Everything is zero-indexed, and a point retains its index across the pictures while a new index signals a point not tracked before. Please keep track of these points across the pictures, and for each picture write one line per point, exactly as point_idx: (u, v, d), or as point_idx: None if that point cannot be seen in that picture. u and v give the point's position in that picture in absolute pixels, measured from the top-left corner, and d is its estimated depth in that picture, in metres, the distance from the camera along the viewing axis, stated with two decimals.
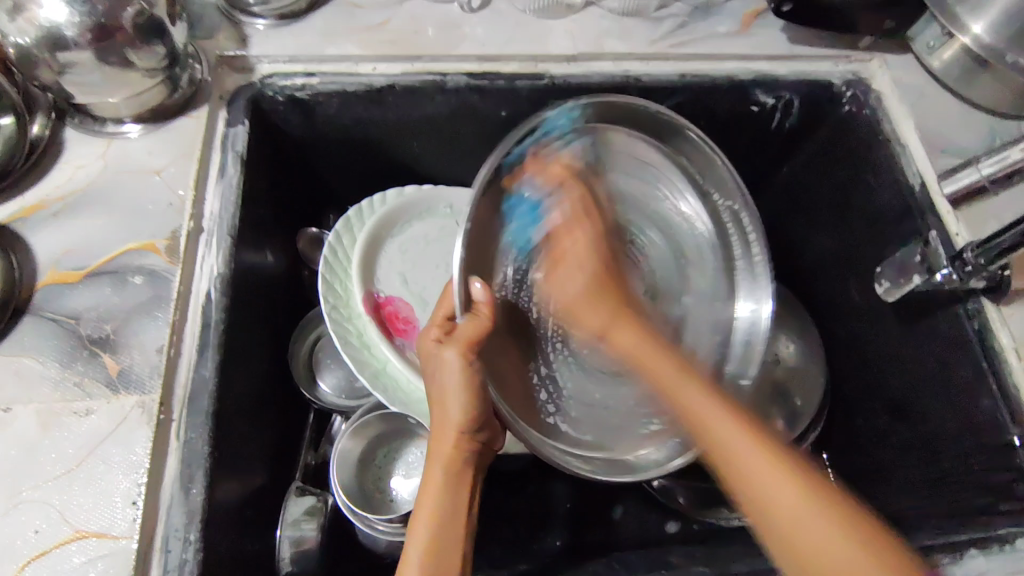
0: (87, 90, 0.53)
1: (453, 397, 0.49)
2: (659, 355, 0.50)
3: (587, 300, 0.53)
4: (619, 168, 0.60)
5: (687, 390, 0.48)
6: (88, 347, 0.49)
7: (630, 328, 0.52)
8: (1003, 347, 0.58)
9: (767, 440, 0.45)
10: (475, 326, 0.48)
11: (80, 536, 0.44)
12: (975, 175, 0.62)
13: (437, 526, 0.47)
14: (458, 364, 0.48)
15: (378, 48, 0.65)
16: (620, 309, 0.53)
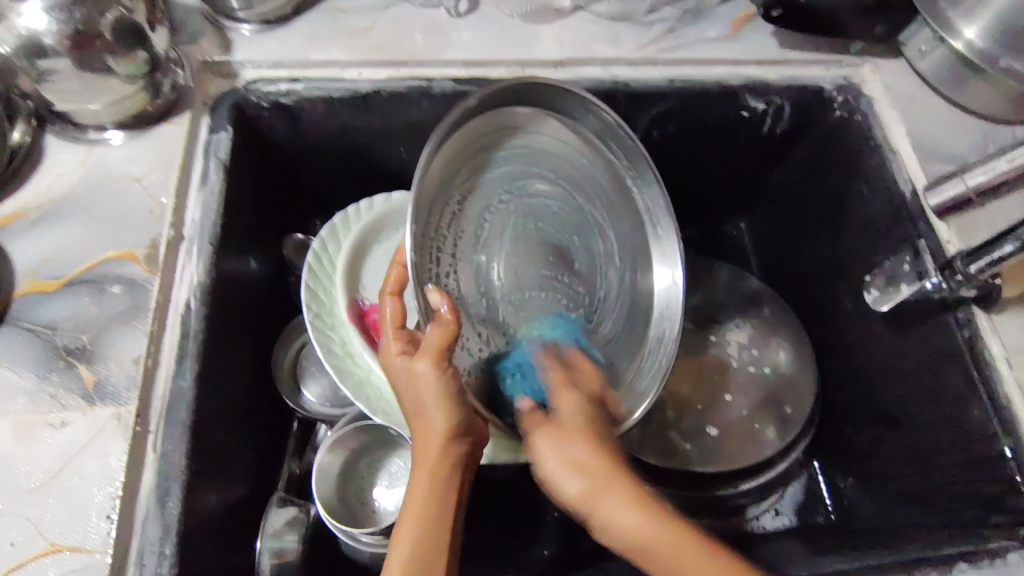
0: (66, 97, 0.53)
1: (430, 408, 0.47)
2: (598, 470, 0.45)
3: (585, 491, 0.44)
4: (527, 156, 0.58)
5: (617, 505, 0.44)
6: (65, 358, 0.49)
7: (580, 440, 0.46)
8: (994, 357, 0.57)
9: (697, 537, 0.43)
10: (444, 335, 0.46)
11: (54, 550, 0.43)
12: (963, 185, 0.60)
13: (420, 533, 0.46)
14: (432, 374, 0.46)
15: (363, 53, 0.64)
16: (589, 430, 0.47)
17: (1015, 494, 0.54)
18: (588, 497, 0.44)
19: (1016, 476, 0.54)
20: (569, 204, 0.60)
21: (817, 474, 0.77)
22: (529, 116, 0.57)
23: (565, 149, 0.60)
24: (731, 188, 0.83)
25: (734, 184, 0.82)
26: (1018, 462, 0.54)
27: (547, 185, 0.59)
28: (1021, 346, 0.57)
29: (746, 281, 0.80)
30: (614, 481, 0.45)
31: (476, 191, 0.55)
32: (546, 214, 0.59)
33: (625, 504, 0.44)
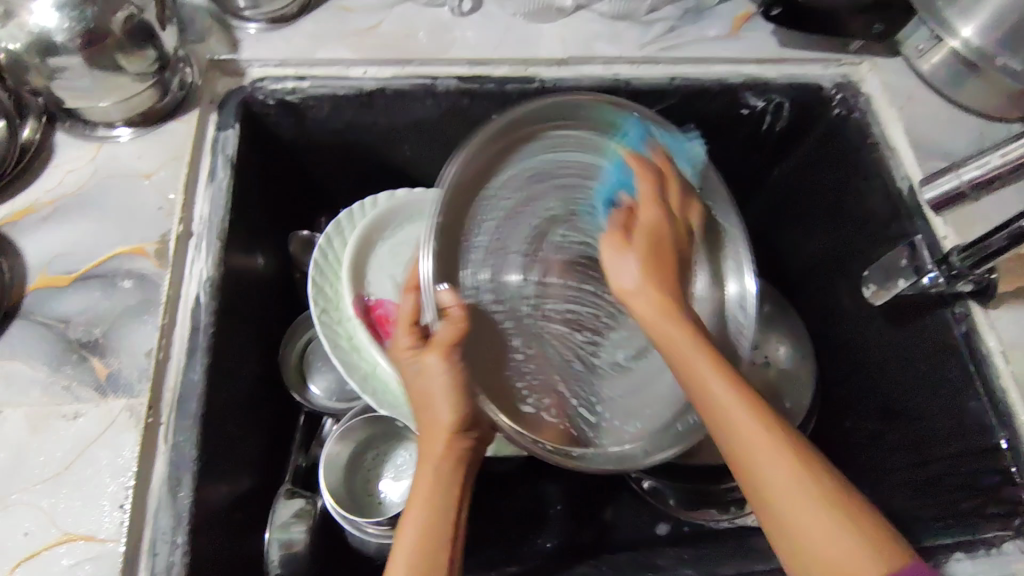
0: (77, 94, 0.54)
1: (439, 399, 0.49)
2: (683, 334, 0.49)
3: (638, 263, 0.53)
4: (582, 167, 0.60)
5: (716, 376, 0.46)
6: (78, 351, 0.49)
7: (651, 281, 0.52)
8: (990, 350, 0.58)
9: (767, 414, 0.45)
10: (454, 325, 0.50)
11: (67, 539, 0.44)
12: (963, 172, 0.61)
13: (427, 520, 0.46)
14: (441, 365, 0.49)
15: (369, 52, 0.65)
16: (651, 227, 0.55)
17: (1012, 485, 0.55)
18: (631, 292, 0.52)
19: (1011, 468, 0.55)
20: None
21: None
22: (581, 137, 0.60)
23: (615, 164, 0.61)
24: (732, 185, 0.84)
25: (734, 181, 0.83)
26: (1013, 453, 0.56)
27: (601, 198, 0.60)
28: (1017, 340, 0.58)
29: None
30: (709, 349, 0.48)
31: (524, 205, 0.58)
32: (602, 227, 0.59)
33: (710, 364, 0.47)
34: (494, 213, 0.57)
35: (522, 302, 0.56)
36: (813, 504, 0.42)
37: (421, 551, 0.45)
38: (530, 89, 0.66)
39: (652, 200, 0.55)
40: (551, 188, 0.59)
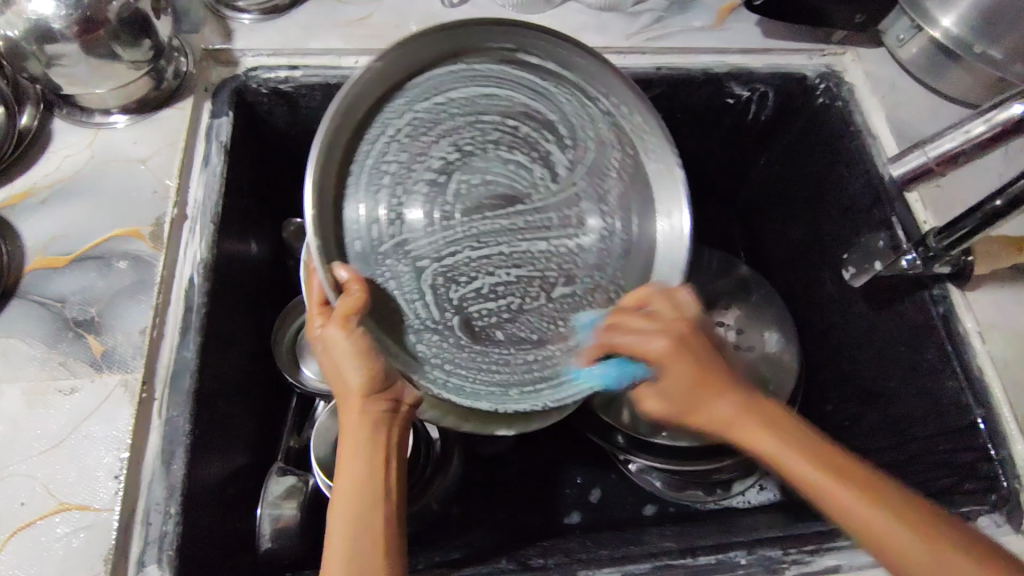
0: (74, 81, 0.55)
1: (346, 366, 0.48)
2: (753, 420, 0.47)
3: (686, 401, 0.49)
4: (483, 102, 0.56)
5: (838, 487, 0.43)
6: (73, 329, 0.51)
7: (723, 397, 0.48)
8: (967, 330, 0.59)
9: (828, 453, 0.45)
10: (351, 299, 0.47)
11: (64, 509, 0.45)
12: (1016, 116, 0.40)
13: (355, 489, 0.47)
14: (341, 336, 0.48)
15: (359, 42, 0.66)
16: (717, 383, 0.48)
17: (988, 461, 0.56)
18: (727, 416, 0.47)
19: (987, 444, 0.57)
20: (538, 130, 0.57)
21: None
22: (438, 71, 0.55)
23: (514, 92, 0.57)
24: (719, 176, 0.86)
25: (721, 171, 0.85)
26: (989, 430, 0.57)
27: (493, 125, 0.56)
28: (993, 321, 0.60)
29: (733, 266, 0.81)
30: (783, 429, 0.46)
31: (409, 161, 0.53)
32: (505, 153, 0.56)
33: (736, 407, 0.47)
34: (382, 177, 0.52)
35: (427, 257, 0.53)
36: (880, 516, 0.41)
37: (348, 524, 0.45)
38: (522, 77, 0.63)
39: (677, 359, 0.48)
40: (429, 133, 0.54)
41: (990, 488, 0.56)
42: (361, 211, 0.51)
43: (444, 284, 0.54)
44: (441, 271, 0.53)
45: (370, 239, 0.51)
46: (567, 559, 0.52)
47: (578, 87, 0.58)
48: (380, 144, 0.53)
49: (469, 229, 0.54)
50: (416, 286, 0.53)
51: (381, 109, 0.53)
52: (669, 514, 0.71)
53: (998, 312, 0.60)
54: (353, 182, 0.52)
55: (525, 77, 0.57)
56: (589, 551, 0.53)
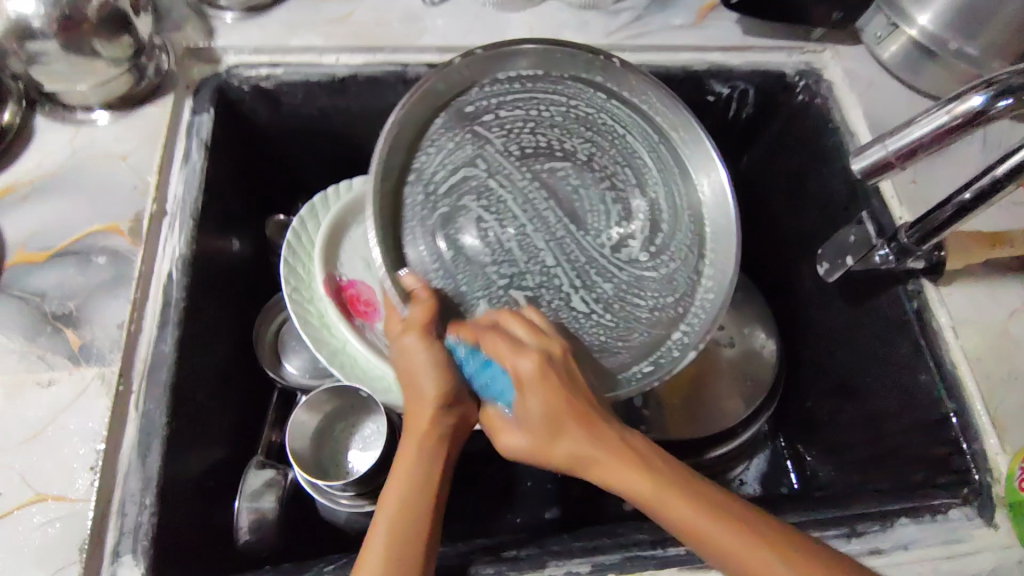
0: (55, 78, 0.56)
1: (421, 375, 0.50)
2: (636, 470, 0.46)
3: (556, 438, 0.48)
4: (543, 116, 0.59)
5: (726, 531, 0.43)
6: (52, 322, 0.51)
7: (605, 444, 0.47)
8: (941, 325, 0.60)
9: (700, 492, 0.45)
10: (423, 307, 0.50)
11: (40, 499, 0.46)
12: (976, 107, 0.40)
13: (411, 487, 0.47)
14: (421, 345, 0.49)
15: (341, 39, 0.67)
16: (586, 421, 0.48)
17: (960, 455, 0.57)
18: (552, 449, 0.48)
19: (959, 438, 0.57)
20: (595, 144, 0.60)
21: (782, 448, 0.79)
22: (503, 88, 0.58)
23: (574, 106, 0.59)
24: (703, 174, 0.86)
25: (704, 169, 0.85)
26: (961, 424, 0.57)
27: (553, 145, 0.59)
28: (966, 315, 0.60)
29: None
30: (683, 484, 0.45)
31: (472, 176, 0.57)
32: (564, 172, 0.59)
33: (585, 436, 0.47)
34: (435, 182, 0.56)
35: (483, 260, 0.55)
36: (771, 560, 0.41)
37: (395, 530, 0.45)
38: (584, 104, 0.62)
39: (541, 384, 0.48)
40: (487, 148, 0.58)
41: (962, 481, 0.57)
42: (416, 209, 0.55)
43: (495, 292, 0.55)
44: (492, 278, 0.55)
45: (423, 239, 0.55)
46: (539, 550, 0.53)
47: (633, 108, 0.60)
48: (432, 154, 0.56)
49: (522, 237, 0.57)
50: (470, 286, 0.55)
51: (444, 121, 0.57)
52: (650, 508, 0.71)
53: (972, 307, 0.61)
54: (414, 184, 0.56)
55: (585, 93, 0.60)
56: (563, 543, 0.54)
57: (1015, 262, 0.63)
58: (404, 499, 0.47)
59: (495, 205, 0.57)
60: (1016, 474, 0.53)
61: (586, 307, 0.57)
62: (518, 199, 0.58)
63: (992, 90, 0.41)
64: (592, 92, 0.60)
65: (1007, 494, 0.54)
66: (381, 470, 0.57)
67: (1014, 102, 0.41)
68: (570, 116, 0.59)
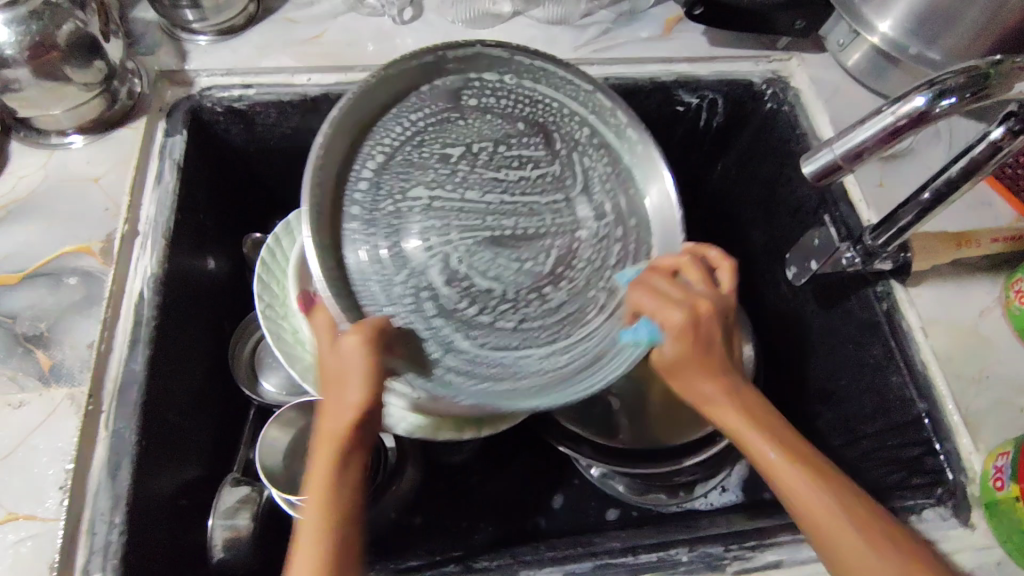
0: (28, 104, 0.57)
1: (347, 387, 0.45)
2: (731, 403, 0.47)
3: (676, 374, 0.48)
4: (451, 115, 0.59)
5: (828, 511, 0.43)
6: (23, 344, 0.52)
7: (712, 379, 0.47)
8: (911, 326, 0.60)
9: (821, 471, 0.44)
10: (372, 323, 0.47)
11: (10, 519, 0.46)
12: (919, 107, 0.41)
13: (324, 508, 0.43)
14: (358, 355, 0.45)
15: (312, 60, 0.68)
16: (709, 363, 0.47)
17: (934, 455, 0.57)
18: (676, 374, 0.48)
19: (932, 440, 0.57)
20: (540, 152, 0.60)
21: None
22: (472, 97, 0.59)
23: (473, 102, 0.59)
24: (676, 186, 0.87)
25: (678, 181, 0.86)
26: (933, 425, 0.57)
27: (523, 185, 0.59)
28: (935, 316, 0.61)
29: None
30: (755, 409, 0.47)
31: (473, 135, 0.59)
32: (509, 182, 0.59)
33: (706, 380, 0.47)
34: (388, 172, 0.56)
35: (421, 273, 0.54)
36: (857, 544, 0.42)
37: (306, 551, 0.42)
38: (555, 118, 0.61)
39: (690, 336, 0.47)
40: (503, 133, 0.59)
41: (937, 482, 0.56)
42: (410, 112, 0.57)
43: (381, 236, 0.54)
44: (386, 205, 0.55)
45: (383, 140, 0.56)
46: (510, 561, 0.53)
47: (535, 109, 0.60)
48: (395, 141, 0.56)
49: (458, 250, 0.56)
50: (371, 194, 0.54)
51: (409, 115, 0.57)
52: (631, 518, 0.71)
53: (941, 308, 0.61)
54: (387, 131, 0.56)
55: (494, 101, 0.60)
56: (535, 553, 0.54)
57: (982, 263, 0.64)
58: (316, 521, 0.42)
59: (433, 208, 0.56)
60: (991, 473, 0.53)
61: (440, 320, 0.54)
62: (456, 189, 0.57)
63: (935, 90, 0.42)
64: (539, 102, 0.61)
65: (982, 493, 0.54)
66: None
67: (957, 100, 0.42)
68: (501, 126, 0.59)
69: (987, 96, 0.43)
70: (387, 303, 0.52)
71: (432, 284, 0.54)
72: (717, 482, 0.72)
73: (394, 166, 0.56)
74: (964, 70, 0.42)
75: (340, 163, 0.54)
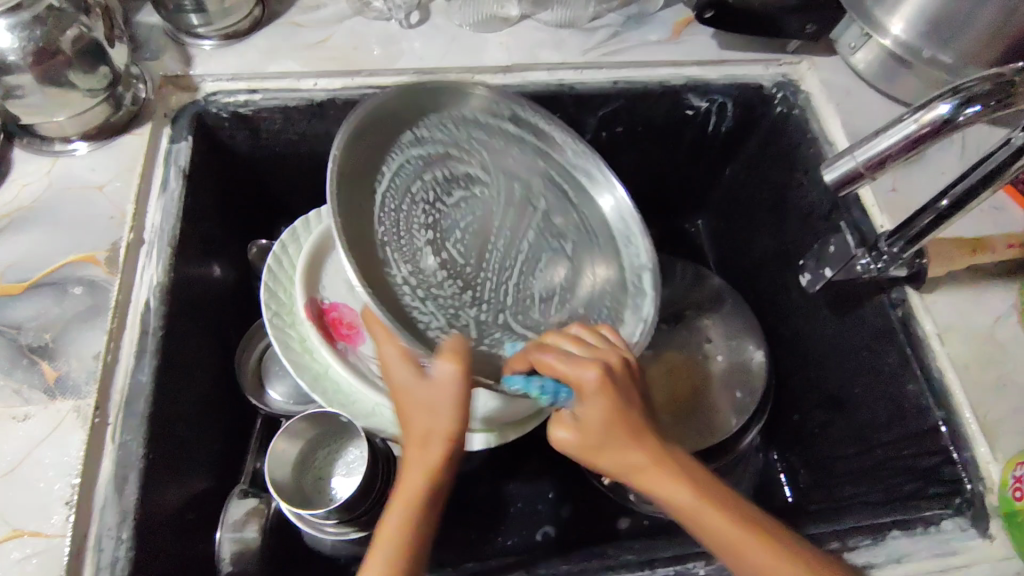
0: (31, 111, 0.56)
1: (435, 411, 0.45)
2: (659, 469, 0.46)
3: (606, 448, 0.47)
4: (445, 139, 0.60)
5: (762, 557, 0.43)
6: (28, 355, 0.51)
7: (639, 448, 0.47)
8: (927, 333, 0.59)
9: (736, 514, 0.45)
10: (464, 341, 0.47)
11: (15, 536, 0.45)
12: (942, 116, 0.41)
13: (406, 520, 0.45)
14: (450, 381, 0.45)
15: (319, 64, 0.67)
16: (631, 428, 0.47)
17: (951, 465, 0.56)
18: (597, 449, 0.47)
19: (950, 449, 0.56)
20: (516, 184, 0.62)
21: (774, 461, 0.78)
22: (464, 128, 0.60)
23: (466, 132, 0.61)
24: (684, 190, 0.86)
25: (686, 184, 0.85)
26: (951, 434, 0.56)
27: (501, 212, 0.61)
28: (952, 322, 0.60)
29: (706, 275, 0.81)
30: (685, 474, 0.46)
31: (524, 194, 0.62)
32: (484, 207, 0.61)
33: (621, 451, 0.46)
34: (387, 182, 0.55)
35: (411, 288, 0.54)
36: None
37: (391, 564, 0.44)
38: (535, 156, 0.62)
39: (606, 395, 0.46)
40: (518, 176, 0.62)
41: (954, 491, 0.56)
42: (500, 133, 0.62)
43: (389, 195, 0.55)
44: (416, 171, 0.57)
45: (398, 147, 0.57)
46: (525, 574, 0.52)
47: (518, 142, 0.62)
48: (393, 157, 0.56)
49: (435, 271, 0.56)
50: (415, 154, 0.58)
51: (407, 135, 0.58)
52: (643, 527, 0.70)
53: (957, 314, 0.61)
54: (388, 145, 0.56)
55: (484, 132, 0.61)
56: (550, 566, 0.53)
57: (998, 268, 0.63)
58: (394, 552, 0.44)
59: (421, 226, 0.57)
60: (1009, 482, 0.52)
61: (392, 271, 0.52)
62: (456, 224, 0.59)
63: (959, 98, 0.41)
64: (523, 137, 0.62)
65: (1001, 504, 0.53)
66: (361, 497, 0.56)
67: (982, 109, 0.41)
68: (486, 156, 0.61)
69: (1012, 105, 0.42)
70: (362, 222, 0.52)
71: (394, 248, 0.54)
72: None
73: (388, 180, 0.56)
74: (988, 77, 0.41)
75: (395, 118, 0.57)
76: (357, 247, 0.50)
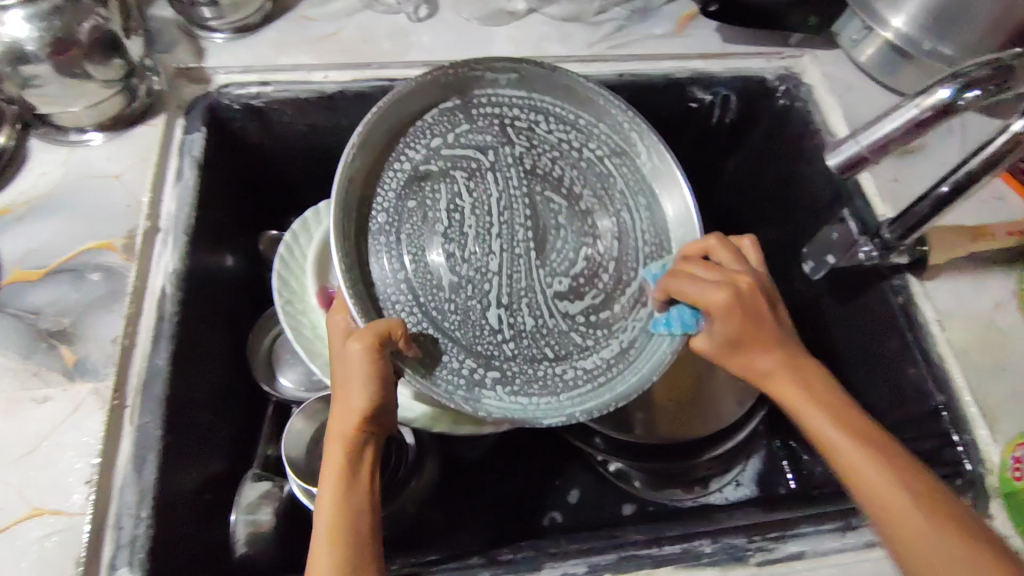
0: (49, 101, 0.57)
1: (352, 387, 0.46)
2: (793, 377, 0.50)
3: (738, 352, 0.51)
4: (493, 127, 0.59)
5: (904, 503, 0.43)
6: (47, 339, 0.52)
7: (767, 352, 0.50)
8: (928, 320, 0.60)
9: (890, 455, 0.44)
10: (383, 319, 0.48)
11: (36, 514, 0.46)
12: (943, 100, 0.42)
13: (337, 498, 0.44)
14: (358, 353, 0.46)
15: (329, 57, 0.68)
16: (759, 340, 0.50)
17: (951, 447, 0.57)
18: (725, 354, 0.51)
19: (951, 431, 0.57)
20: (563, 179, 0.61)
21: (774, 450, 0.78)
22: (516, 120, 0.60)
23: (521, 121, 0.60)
24: (689, 181, 0.87)
25: (690, 175, 0.86)
26: (952, 417, 0.57)
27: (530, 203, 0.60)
28: (952, 308, 0.61)
29: None
30: (823, 397, 0.48)
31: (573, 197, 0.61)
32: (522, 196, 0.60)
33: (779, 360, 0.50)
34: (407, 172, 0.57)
35: (429, 285, 0.56)
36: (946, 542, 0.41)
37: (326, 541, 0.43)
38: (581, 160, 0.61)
39: (732, 314, 0.49)
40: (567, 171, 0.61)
41: (954, 473, 0.57)
42: (608, 156, 0.62)
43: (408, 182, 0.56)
44: (552, 153, 0.61)
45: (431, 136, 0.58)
46: (533, 554, 0.53)
47: (577, 136, 0.61)
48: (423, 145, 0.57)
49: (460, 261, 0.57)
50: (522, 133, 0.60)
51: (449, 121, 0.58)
52: (648, 513, 0.70)
53: (958, 301, 0.62)
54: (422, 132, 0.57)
55: (539, 121, 0.61)
56: (558, 546, 0.54)
57: (997, 256, 0.64)
58: (332, 517, 0.44)
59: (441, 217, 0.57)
60: (1009, 464, 0.54)
61: (405, 158, 0.57)
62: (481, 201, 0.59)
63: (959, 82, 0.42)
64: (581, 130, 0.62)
65: (1001, 484, 0.54)
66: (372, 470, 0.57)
67: (982, 93, 0.42)
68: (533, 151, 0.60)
69: (1008, 90, 0.44)
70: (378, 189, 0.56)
71: (437, 149, 0.58)
72: (732, 476, 0.73)
73: (413, 173, 0.57)
74: (987, 63, 0.43)
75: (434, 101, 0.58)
76: (445, 95, 0.58)
